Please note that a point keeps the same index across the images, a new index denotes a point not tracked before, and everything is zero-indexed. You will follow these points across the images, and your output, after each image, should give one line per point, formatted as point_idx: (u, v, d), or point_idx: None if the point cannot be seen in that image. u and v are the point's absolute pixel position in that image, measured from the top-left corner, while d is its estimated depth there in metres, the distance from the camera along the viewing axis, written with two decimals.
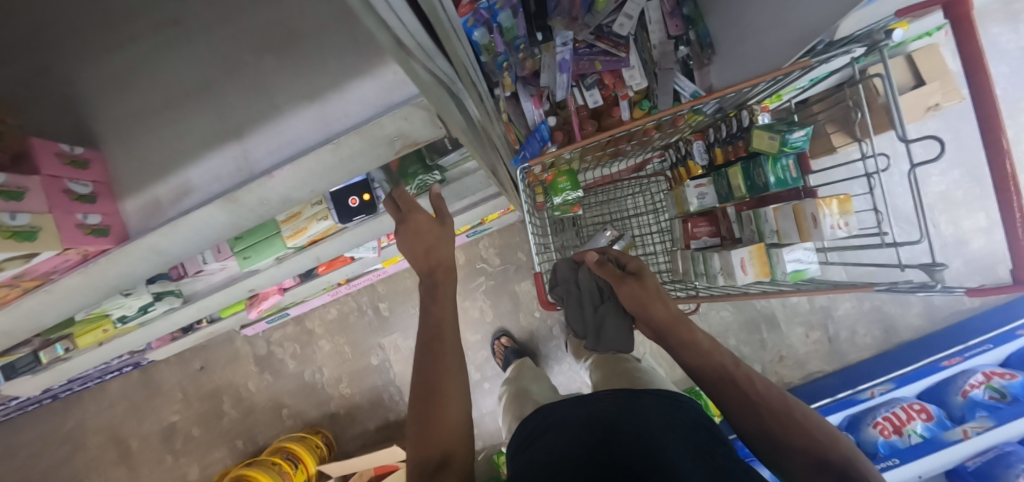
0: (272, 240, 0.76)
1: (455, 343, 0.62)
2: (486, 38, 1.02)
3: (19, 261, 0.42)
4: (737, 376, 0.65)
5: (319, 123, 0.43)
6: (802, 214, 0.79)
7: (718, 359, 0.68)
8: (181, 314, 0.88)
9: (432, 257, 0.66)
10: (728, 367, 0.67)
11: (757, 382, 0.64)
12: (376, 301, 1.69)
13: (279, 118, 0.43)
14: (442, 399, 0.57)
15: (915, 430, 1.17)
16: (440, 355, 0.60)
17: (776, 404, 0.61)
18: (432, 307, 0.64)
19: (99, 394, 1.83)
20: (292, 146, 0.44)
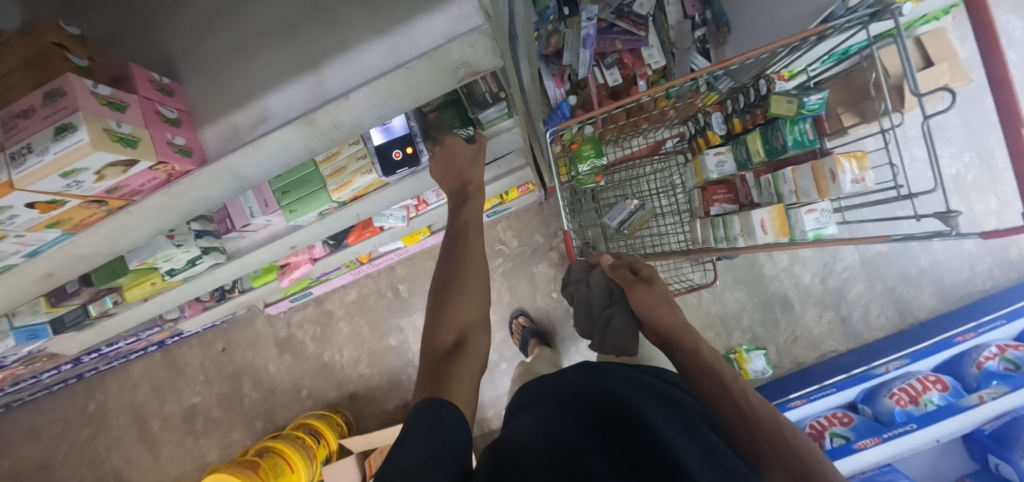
0: (317, 194, 0.80)
1: (481, 270, 0.65)
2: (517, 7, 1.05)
3: (120, 169, 0.44)
4: (735, 384, 0.61)
5: (390, 52, 0.47)
6: (821, 171, 0.83)
7: (717, 371, 0.64)
8: (225, 270, 0.92)
9: (465, 177, 0.73)
10: (730, 376, 0.63)
11: (754, 399, 0.59)
12: (396, 283, 1.72)
13: (353, 48, 0.47)
14: (458, 296, 0.61)
15: (931, 400, 1.20)
16: (464, 282, 0.62)
17: (770, 423, 0.56)
18: (460, 213, 0.69)
19: (122, 376, 1.86)
20: (359, 75, 0.48)
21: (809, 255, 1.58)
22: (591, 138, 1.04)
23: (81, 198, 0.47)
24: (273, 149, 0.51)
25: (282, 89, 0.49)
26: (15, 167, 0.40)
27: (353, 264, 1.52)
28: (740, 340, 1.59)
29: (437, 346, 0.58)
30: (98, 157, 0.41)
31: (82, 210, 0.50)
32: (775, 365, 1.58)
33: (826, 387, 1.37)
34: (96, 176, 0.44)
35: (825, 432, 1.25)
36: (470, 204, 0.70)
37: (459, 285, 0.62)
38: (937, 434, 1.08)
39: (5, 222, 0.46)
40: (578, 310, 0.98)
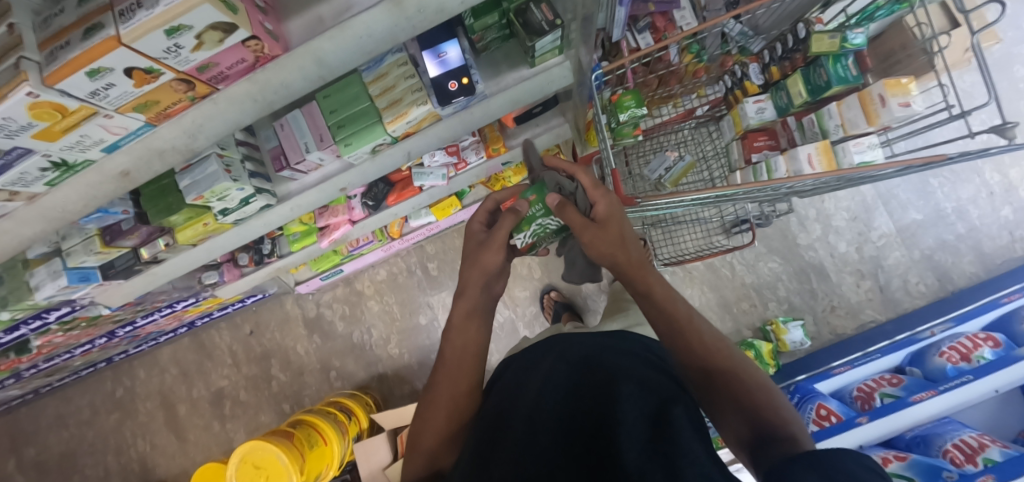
0: (372, 127, 0.81)
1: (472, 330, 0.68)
2: None
3: (217, 35, 0.46)
4: (691, 323, 0.61)
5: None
6: (869, 99, 0.84)
7: (695, 329, 0.60)
8: (275, 213, 0.93)
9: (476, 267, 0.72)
10: (684, 314, 0.62)
11: (707, 336, 0.60)
12: (426, 261, 1.73)
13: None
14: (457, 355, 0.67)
15: (984, 356, 1.16)
16: (461, 328, 0.68)
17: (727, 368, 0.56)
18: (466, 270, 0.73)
19: (151, 361, 1.86)
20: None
21: (843, 223, 1.58)
22: (632, 91, 1.06)
23: (174, 72, 0.49)
24: (360, 32, 0.53)
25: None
26: (124, 22, 0.42)
27: (384, 238, 1.52)
28: (776, 312, 1.58)
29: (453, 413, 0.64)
30: (202, 12, 0.42)
31: (169, 92, 0.51)
32: (813, 336, 1.55)
33: (870, 353, 1.32)
34: (195, 42, 0.46)
35: (874, 394, 1.21)
36: (465, 296, 0.70)
37: (445, 393, 0.65)
38: (996, 384, 1.04)
39: (100, 94, 0.48)
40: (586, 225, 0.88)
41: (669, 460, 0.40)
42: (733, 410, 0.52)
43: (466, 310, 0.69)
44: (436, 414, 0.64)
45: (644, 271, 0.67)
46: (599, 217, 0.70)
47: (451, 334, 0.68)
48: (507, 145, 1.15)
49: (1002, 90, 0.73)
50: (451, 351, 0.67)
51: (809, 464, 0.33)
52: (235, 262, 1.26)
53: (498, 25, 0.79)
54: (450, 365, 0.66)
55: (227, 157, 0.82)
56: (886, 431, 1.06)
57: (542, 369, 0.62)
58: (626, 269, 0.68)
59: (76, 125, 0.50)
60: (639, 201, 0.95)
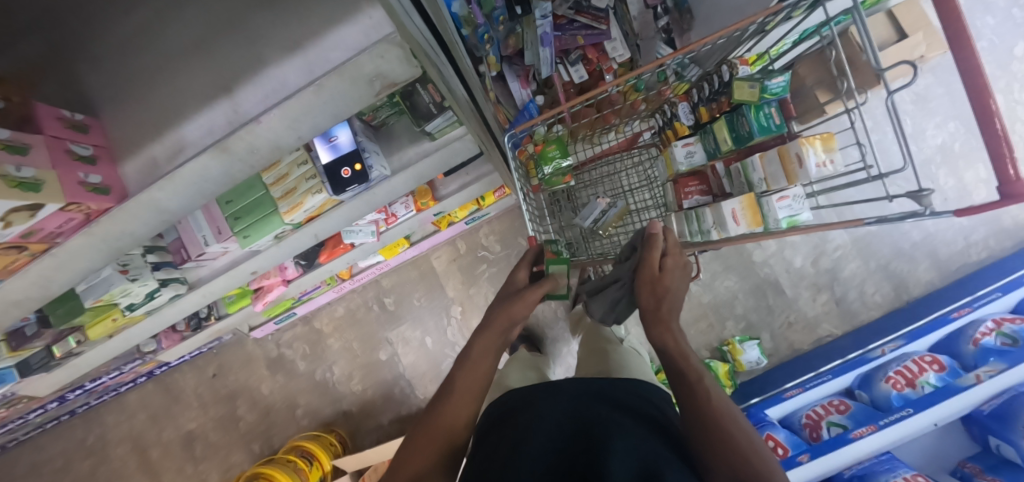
0: (269, 217, 0.79)
1: (486, 357, 0.66)
2: (464, 10, 0.99)
3: (24, 212, 0.47)
4: (700, 383, 0.59)
5: (304, 67, 0.44)
6: (787, 157, 0.80)
7: (705, 389, 0.58)
8: (187, 301, 0.91)
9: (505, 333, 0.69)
10: (693, 375, 0.60)
11: (712, 396, 0.57)
12: (382, 295, 1.70)
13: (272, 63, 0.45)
14: (461, 374, 0.64)
15: (928, 381, 1.15)
16: (474, 353, 0.66)
17: (725, 417, 0.54)
18: (501, 311, 0.71)
19: (119, 406, 1.86)
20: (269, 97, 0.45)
21: (799, 238, 1.56)
22: (556, 139, 1.06)
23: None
24: (196, 173, 0.50)
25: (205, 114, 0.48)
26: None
27: (334, 281, 1.50)
28: (733, 331, 1.57)
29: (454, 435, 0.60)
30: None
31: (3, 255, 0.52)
32: (770, 353, 1.55)
33: (822, 374, 1.34)
34: (1, 223, 0.47)
35: (822, 422, 1.21)
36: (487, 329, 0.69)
37: (442, 423, 0.60)
38: (935, 417, 1.04)
39: None
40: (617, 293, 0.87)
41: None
42: None
43: (486, 343, 0.67)
44: (423, 447, 0.58)
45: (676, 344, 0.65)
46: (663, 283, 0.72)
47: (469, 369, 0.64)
48: (436, 197, 1.11)
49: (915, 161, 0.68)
50: (462, 373, 0.64)
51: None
52: (174, 327, 1.23)
53: (388, 105, 0.75)
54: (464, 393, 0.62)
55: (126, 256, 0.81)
56: (830, 467, 1.07)
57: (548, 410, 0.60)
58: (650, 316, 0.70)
59: None
60: None
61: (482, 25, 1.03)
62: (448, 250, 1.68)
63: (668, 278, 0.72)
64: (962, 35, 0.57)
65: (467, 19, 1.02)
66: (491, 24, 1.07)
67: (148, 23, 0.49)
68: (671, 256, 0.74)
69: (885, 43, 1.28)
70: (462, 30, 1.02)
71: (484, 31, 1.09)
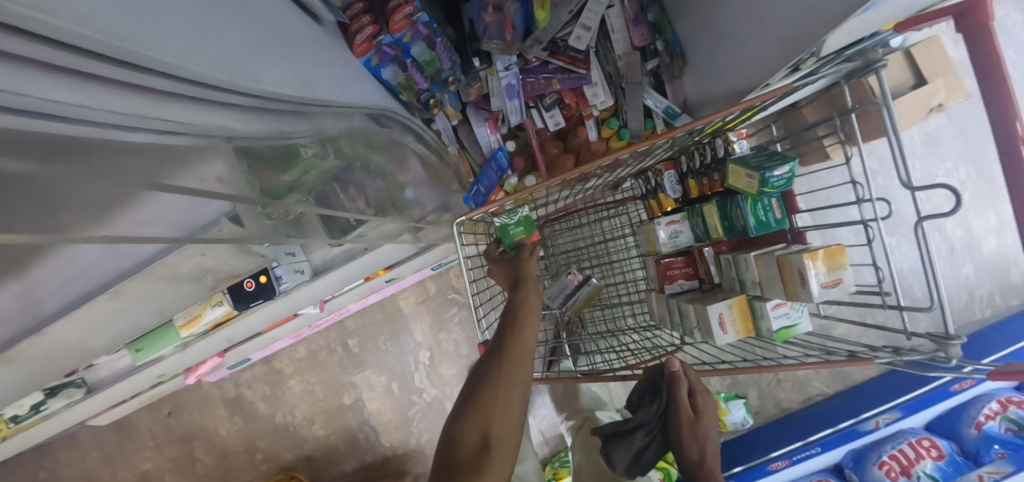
0: (163, 330, 0.66)
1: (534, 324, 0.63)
2: (399, 77, 0.84)
3: None
4: None
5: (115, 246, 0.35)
6: (788, 271, 0.66)
7: None
8: (87, 405, 0.79)
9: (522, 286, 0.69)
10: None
11: None
12: (346, 338, 1.58)
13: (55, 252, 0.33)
14: (517, 339, 0.60)
15: (925, 471, 1.07)
16: (521, 318, 0.63)
17: None
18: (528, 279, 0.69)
19: (69, 443, 1.75)
20: (107, 271, 0.38)
21: None
22: (522, 219, 0.84)
23: None
24: (6, 370, 0.39)
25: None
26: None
27: None
28: (718, 387, 1.47)
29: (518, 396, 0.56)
30: None
31: None
32: (755, 411, 1.46)
33: (810, 446, 1.23)
34: None
35: None
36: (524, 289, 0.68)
37: (510, 385, 0.56)
38: None
39: None
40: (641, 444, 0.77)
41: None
42: None
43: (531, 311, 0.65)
44: (491, 410, 0.53)
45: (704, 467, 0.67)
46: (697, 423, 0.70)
47: (498, 376, 0.56)
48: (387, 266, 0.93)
49: (941, 311, 0.54)
50: (518, 338, 0.60)
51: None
52: None
53: None
54: (500, 392, 0.55)
55: None
56: None
57: None
58: (694, 472, 0.67)
59: None
60: None
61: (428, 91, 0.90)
62: (415, 291, 1.55)
63: (698, 418, 0.70)
64: (991, 66, 0.49)
65: (405, 85, 0.88)
66: (439, 88, 0.92)
67: None
68: (704, 396, 0.70)
69: (901, 87, 1.13)
70: (400, 97, 0.88)
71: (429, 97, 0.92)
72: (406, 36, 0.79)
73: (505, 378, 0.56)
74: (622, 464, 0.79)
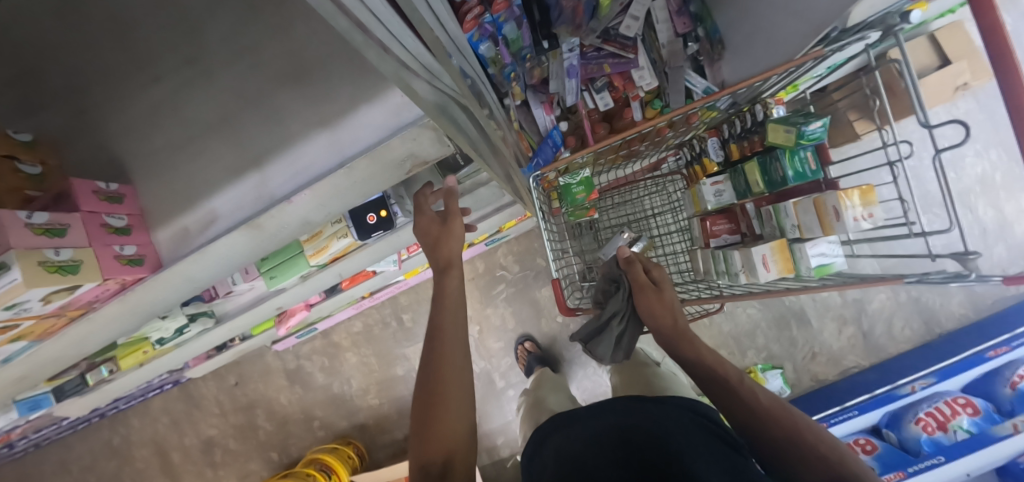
0: (295, 259, 0.79)
1: (454, 307, 0.63)
2: (492, 52, 0.98)
3: (63, 294, 0.44)
4: (744, 386, 0.65)
5: (332, 147, 0.46)
6: (824, 209, 0.77)
7: (724, 373, 0.67)
8: (214, 334, 0.91)
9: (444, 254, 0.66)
10: (736, 378, 0.66)
11: (762, 395, 0.63)
12: (399, 312, 1.72)
13: (296, 145, 0.46)
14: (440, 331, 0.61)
15: (961, 426, 1.12)
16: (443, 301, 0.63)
17: (781, 417, 0.60)
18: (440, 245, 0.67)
19: (142, 410, 1.89)
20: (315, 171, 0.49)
21: None
22: (584, 180, 0.96)
23: (32, 316, 0.47)
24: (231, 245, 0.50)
25: (233, 184, 0.48)
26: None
27: (355, 300, 1.52)
28: (754, 359, 1.53)
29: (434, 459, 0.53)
30: (33, 293, 0.41)
31: (42, 325, 0.50)
32: (792, 383, 1.51)
33: (848, 409, 1.28)
34: (42, 301, 0.44)
35: None
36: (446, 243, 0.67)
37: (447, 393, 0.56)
38: (968, 467, 1.01)
39: None
40: (608, 335, 0.89)
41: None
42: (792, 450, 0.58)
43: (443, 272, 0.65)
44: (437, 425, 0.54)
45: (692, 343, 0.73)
46: (660, 287, 0.79)
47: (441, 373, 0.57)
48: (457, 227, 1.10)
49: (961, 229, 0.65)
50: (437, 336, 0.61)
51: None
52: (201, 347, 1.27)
53: None
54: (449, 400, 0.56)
55: None
56: None
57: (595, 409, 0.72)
58: (674, 337, 0.76)
59: None
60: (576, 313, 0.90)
61: (511, 65, 1.05)
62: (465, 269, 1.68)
63: (660, 297, 0.79)
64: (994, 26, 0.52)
65: (494, 60, 1.02)
66: (517, 64, 1.07)
67: (177, 96, 0.52)
68: (657, 271, 0.81)
69: (925, 69, 1.22)
70: (489, 70, 1.02)
71: (512, 70, 1.07)
72: (502, 16, 0.93)
73: (446, 357, 0.59)
74: (606, 354, 0.92)
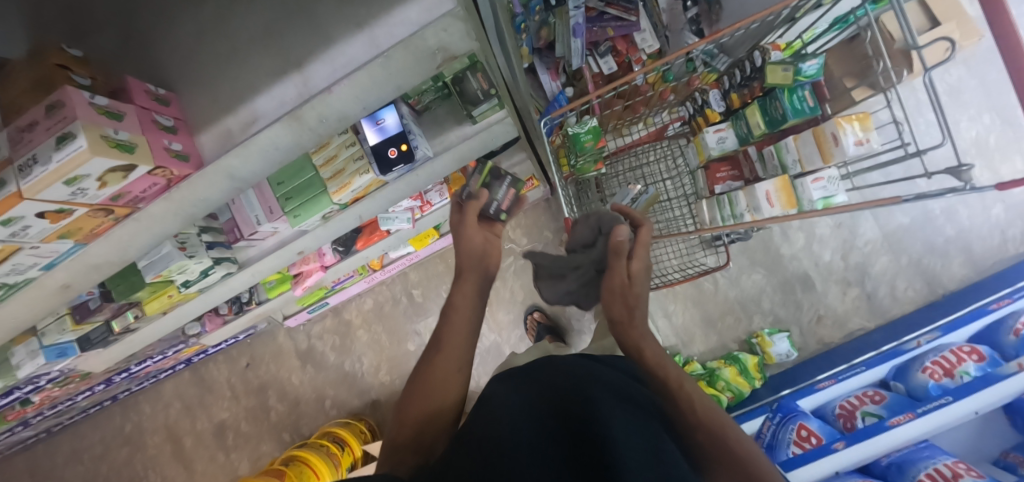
0: (318, 197, 0.82)
1: (476, 286, 0.71)
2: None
3: (119, 174, 0.47)
4: (682, 389, 0.59)
5: (368, 45, 0.46)
6: (823, 136, 0.81)
7: (663, 376, 0.61)
8: (237, 279, 0.95)
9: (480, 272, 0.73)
10: (675, 381, 0.60)
11: (699, 401, 0.58)
12: (410, 289, 1.74)
13: (335, 45, 0.47)
14: (455, 308, 0.69)
15: (968, 372, 1.13)
16: (461, 287, 0.70)
17: (715, 428, 0.55)
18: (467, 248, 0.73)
19: (154, 396, 1.89)
20: None
21: (827, 232, 1.53)
22: (591, 128, 0.99)
23: (87, 206, 0.50)
24: (270, 138, 0.52)
25: (272, 88, 0.49)
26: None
27: (365, 271, 1.55)
28: (761, 325, 1.55)
29: (413, 421, 0.61)
30: (95, 162, 0.44)
31: (90, 219, 0.53)
32: (799, 347, 1.53)
33: (855, 366, 1.31)
34: (98, 183, 0.47)
35: (856, 412, 1.20)
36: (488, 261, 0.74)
37: (443, 357, 0.65)
38: (975, 405, 1.02)
39: (20, 234, 0.49)
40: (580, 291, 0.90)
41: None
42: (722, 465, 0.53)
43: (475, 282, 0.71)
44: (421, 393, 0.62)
45: (637, 337, 0.67)
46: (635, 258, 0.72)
47: (439, 348, 0.66)
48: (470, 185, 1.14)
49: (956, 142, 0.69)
50: (454, 311, 0.68)
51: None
52: (216, 312, 1.29)
53: (434, 88, 0.79)
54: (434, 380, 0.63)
55: (183, 233, 0.83)
56: (866, 455, 1.06)
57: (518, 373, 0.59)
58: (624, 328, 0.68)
59: (6, 257, 0.52)
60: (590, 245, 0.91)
61: (521, 16, 1.14)
62: None
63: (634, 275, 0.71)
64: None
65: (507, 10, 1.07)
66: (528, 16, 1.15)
67: (219, 11, 0.52)
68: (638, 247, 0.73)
69: (917, 30, 1.27)
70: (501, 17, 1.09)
71: (522, 21, 1.14)
72: None
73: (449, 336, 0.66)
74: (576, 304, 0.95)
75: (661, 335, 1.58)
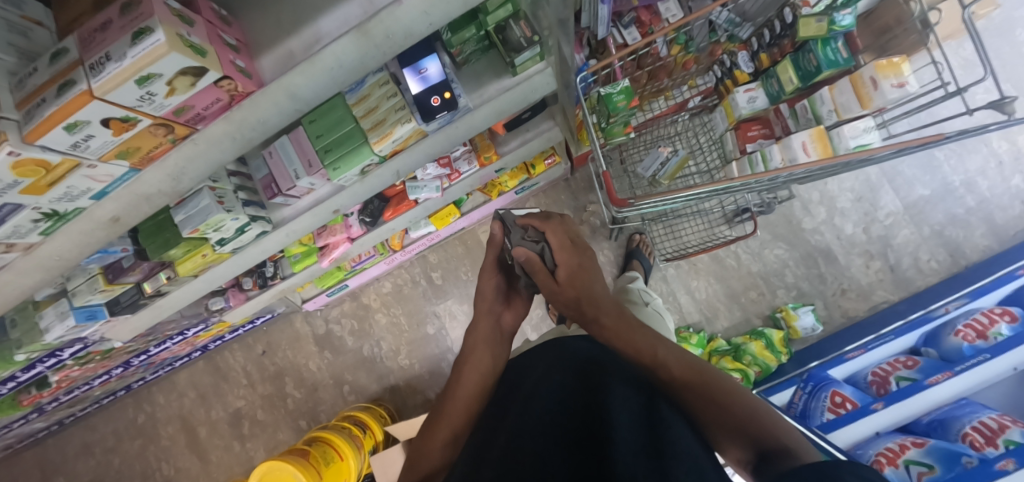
0: (358, 149, 0.80)
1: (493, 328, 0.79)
2: None
3: (188, 79, 0.46)
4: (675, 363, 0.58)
5: None
6: (860, 82, 0.84)
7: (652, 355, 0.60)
8: (271, 240, 0.94)
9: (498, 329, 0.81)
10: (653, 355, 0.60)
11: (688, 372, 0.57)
12: (429, 271, 1.73)
13: None
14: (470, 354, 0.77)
15: (1001, 332, 1.13)
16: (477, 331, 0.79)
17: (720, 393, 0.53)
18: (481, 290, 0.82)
19: (168, 386, 1.86)
20: None
21: (848, 205, 1.53)
22: (624, 89, 0.99)
23: (151, 118, 0.49)
24: (333, 57, 0.51)
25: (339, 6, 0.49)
26: (22, 92, 0.45)
27: (385, 251, 1.51)
28: (785, 299, 1.54)
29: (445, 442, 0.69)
30: (170, 60, 0.42)
31: (149, 137, 0.52)
32: (824, 321, 1.52)
33: (883, 335, 1.30)
34: (167, 88, 0.46)
35: (890, 378, 1.18)
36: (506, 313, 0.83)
37: (460, 393, 0.73)
38: (1013, 361, 1.02)
39: (81, 146, 0.48)
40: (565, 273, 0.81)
41: (660, 467, 0.41)
42: (732, 430, 0.52)
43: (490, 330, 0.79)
44: (443, 423, 0.71)
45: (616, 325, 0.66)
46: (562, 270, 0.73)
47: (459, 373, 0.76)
48: (498, 152, 1.14)
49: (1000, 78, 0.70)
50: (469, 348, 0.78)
51: (814, 474, 0.33)
52: (240, 287, 1.29)
53: (476, 37, 0.80)
54: (452, 410, 0.72)
55: (220, 189, 0.82)
56: (904, 414, 1.05)
57: (546, 367, 0.66)
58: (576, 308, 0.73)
59: (62, 178, 0.51)
60: (631, 201, 0.84)
61: None
62: (493, 224, 1.71)
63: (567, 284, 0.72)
64: None
65: None
66: None
67: None
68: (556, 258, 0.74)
69: None
70: None
71: None
72: None
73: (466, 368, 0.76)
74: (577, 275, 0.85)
75: (684, 311, 1.57)
